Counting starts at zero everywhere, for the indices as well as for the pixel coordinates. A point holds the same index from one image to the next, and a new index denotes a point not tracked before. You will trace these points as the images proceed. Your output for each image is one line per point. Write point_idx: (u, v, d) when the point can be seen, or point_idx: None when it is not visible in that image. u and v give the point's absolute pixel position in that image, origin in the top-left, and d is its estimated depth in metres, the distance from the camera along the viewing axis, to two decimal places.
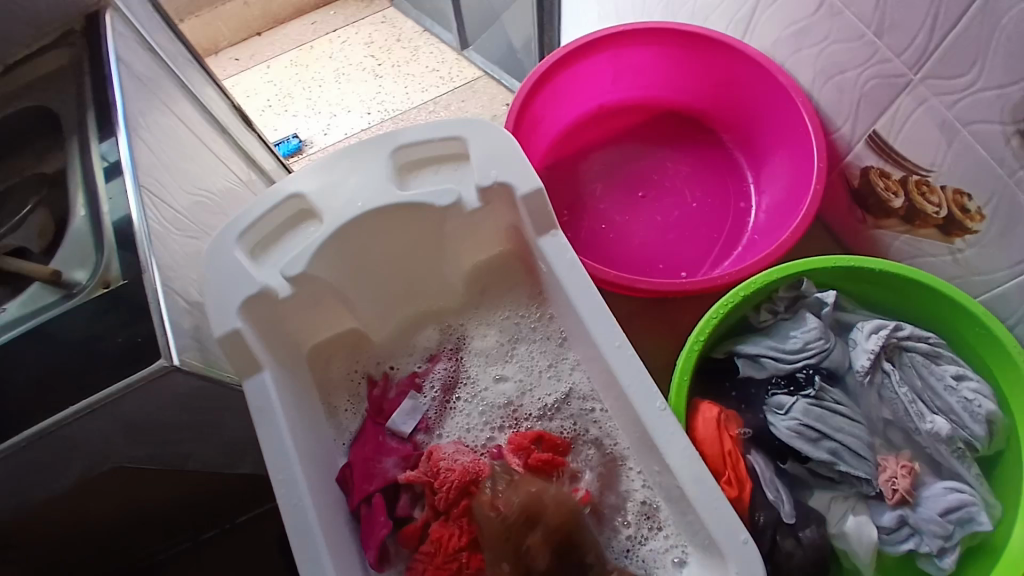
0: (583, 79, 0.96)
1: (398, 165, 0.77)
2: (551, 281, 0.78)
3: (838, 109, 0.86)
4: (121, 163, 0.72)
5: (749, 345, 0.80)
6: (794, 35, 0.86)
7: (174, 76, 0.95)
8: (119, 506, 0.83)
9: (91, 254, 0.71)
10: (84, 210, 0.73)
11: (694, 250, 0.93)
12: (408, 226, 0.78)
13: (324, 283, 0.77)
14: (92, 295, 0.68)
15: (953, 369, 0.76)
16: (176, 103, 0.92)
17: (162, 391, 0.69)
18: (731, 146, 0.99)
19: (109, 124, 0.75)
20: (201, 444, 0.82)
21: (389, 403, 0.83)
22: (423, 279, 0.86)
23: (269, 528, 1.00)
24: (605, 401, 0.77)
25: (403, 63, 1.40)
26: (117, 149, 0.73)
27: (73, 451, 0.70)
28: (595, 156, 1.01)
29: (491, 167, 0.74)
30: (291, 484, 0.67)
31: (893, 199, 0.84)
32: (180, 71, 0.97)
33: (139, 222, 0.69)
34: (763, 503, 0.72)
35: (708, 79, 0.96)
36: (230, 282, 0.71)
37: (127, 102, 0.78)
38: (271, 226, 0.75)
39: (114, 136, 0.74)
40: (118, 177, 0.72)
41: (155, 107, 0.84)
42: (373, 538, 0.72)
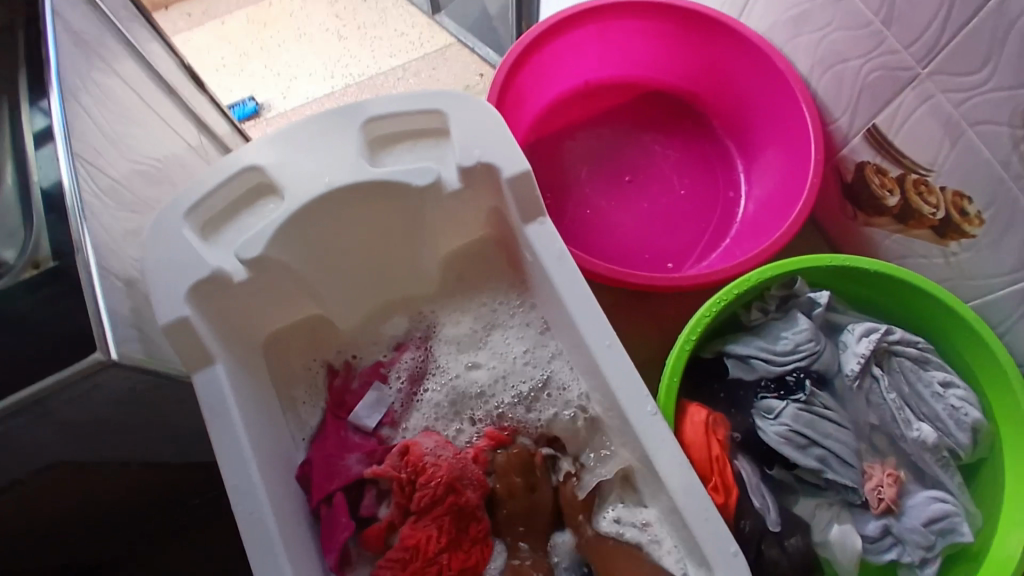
0: (569, 54, 0.89)
1: (370, 139, 0.70)
2: (536, 271, 0.72)
3: (837, 100, 0.82)
4: (53, 126, 0.64)
5: (739, 346, 0.76)
6: (793, 20, 0.82)
7: (115, 29, 0.84)
8: (53, 506, 0.76)
9: (19, 230, 0.62)
10: (10, 178, 0.64)
11: (681, 240, 0.88)
12: (381, 204, 0.71)
13: (284, 265, 0.69)
14: (20, 278, 0.60)
15: (941, 376, 0.74)
16: (118, 59, 0.82)
17: (100, 388, 0.61)
18: (721, 133, 0.94)
19: (41, 82, 0.66)
20: (145, 439, 0.75)
21: (352, 395, 0.77)
22: (393, 264, 0.78)
23: None
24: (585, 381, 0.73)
25: (370, 25, 1.31)
26: (49, 111, 0.65)
27: (0, 450, 0.63)
28: (579, 136, 0.94)
29: (473, 146, 0.68)
30: (249, 492, 0.61)
31: (887, 197, 0.79)
32: (124, 23, 0.87)
33: (72, 192, 0.61)
34: (749, 509, 0.70)
35: (700, 59, 0.90)
36: (180, 264, 0.64)
37: (62, 57, 0.69)
38: (227, 203, 0.68)
39: (45, 96, 0.65)
40: (49, 143, 0.63)
41: (95, 64, 0.75)
42: (334, 541, 0.67)
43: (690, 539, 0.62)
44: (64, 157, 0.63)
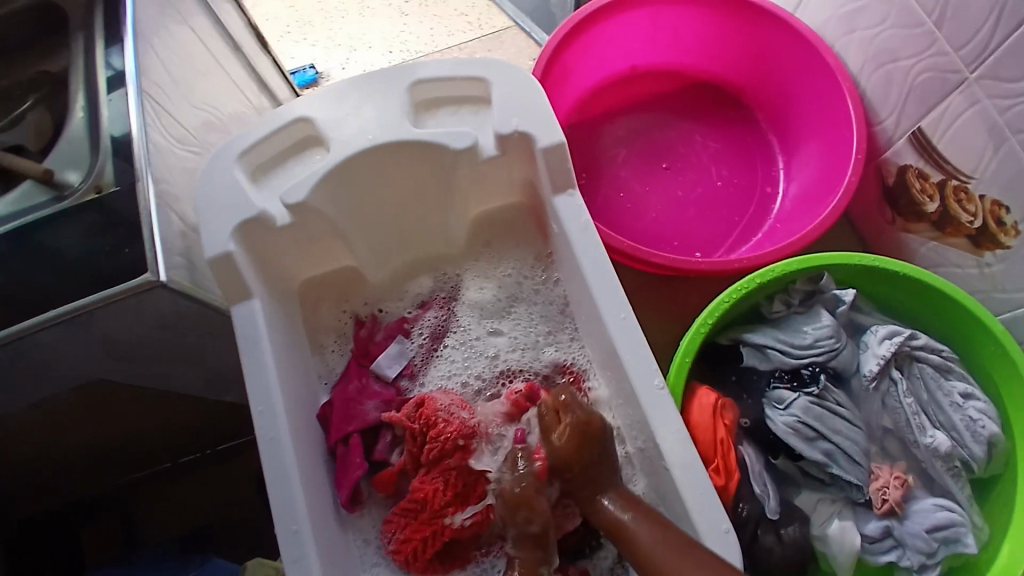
0: (617, 34, 0.90)
1: (414, 101, 0.73)
2: (562, 243, 0.75)
3: (884, 101, 0.81)
4: (126, 71, 0.68)
5: (757, 335, 0.76)
6: (847, 15, 0.82)
7: None
8: (97, 414, 0.82)
9: (86, 156, 0.67)
10: (83, 112, 0.69)
11: (713, 231, 0.89)
12: (417, 166, 0.74)
13: (320, 214, 0.73)
14: (83, 200, 0.64)
15: (961, 387, 0.74)
16: (192, 15, 0.87)
17: (149, 308, 0.66)
18: (764, 128, 0.93)
19: (118, 30, 0.71)
20: (182, 369, 0.79)
21: (375, 346, 0.80)
22: (426, 223, 0.81)
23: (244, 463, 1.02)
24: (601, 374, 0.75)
25: (431, 4, 1.34)
26: (123, 57, 0.69)
27: (54, 357, 0.69)
28: (622, 119, 0.95)
29: (512, 115, 0.70)
30: (270, 417, 0.65)
31: (927, 202, 0.78)
32: None
33: (139, 136, 0.65)
34: (748, 495, 0.71)
35: (747, 50, 0.90)
36: (230, 202, 0.68)
37: (140, 7, 0.73)
38: (276, 151, 0.72)
39: (121, 43, 0.70)
40: (120, 88, 0.68)
41: (170, 15, 0.80)
42: (347, 478, 0.70)
43: (685, 513, 0.63)
44: (134, 101, 0.67)
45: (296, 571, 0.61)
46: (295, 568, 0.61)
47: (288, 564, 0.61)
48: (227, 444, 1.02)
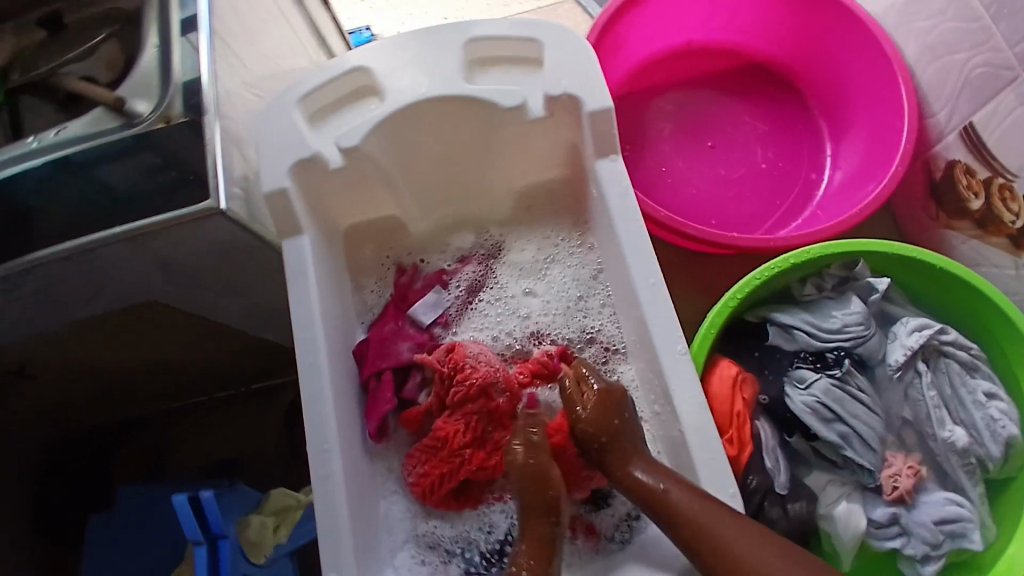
0: (674, 8, 0.91)
1: (467, 59, 0.75)
2: (600, 208, 0.76)
3: (939, 92, 0.80)
4: (198, 18, 0.70)
5: (786, 315, 0.77)
6: (908, 5, 0.82)
7: None
8: (146, 334, 0.87)
9: (149, 83, 0.69)
10: (155, 47, 0.71)
11: (751, 211, 0.89)
12: (465, 119, 0.76)
13: (372, 161, 0.76)
14: (152, 129, 0.66)
15: (986, 386, 0.73)
16: None
17: (204, 234, 0.70)
18: (814, 114, 0.93)
19: None
20: (230, 299, 0.83)
21: (413, 293, 0.83)
22: (470, 180, 0.83)
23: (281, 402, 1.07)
24: (628, 341, 0.76)
25: None
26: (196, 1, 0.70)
27: (113, 273, 0.73)
28: (671, 94, 0.95)
29: (561, 77, 0.72)
30: (311, 344, 0.69)
31: (972, 199, 0.77)
32: None
33: (207, 79, 0.67)
34: (759, 468, 0.72)
35: (803, 32, 0.90)
36: (288, 141, 0.71)
37: None
38: (335, 97, 0.75)
39: None
40: (191, 32, 0.69)
41: None
42: (375, 411, 0.74)
43: (693, 474, 0.66)
44: (205, 46, 0.68)
45: (323, 486, 0.65)
46: (322, 485, 0.65)
47: (316, 479, 0.65)
48: (262, 384, 1.07)
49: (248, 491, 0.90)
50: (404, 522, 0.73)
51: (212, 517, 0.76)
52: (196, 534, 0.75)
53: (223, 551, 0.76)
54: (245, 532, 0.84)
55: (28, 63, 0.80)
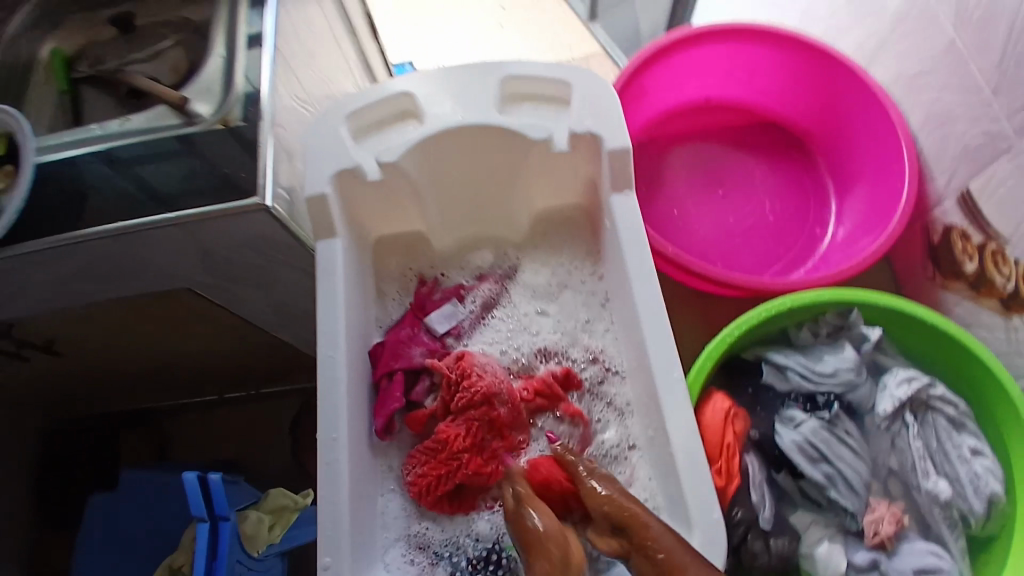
0: (698, 65, 0.97)
1: (504, 93, 0.81)
2: (611, 240, 0.81)
3: (940, 159, 0.85)
4: (263, 36, 0.81)
5: (782, 355, 0.80)
6: (914, 76, 0.87)
7: None
8: (173, 323, 0.92)
9: (216, 93, 0.80)
10: (220, 56, 0.83)
11: (758, 258, 0.93)
12: (494, 146, 0.82)
13: (406, 176, 0.81)
14: (210, 127, 0.77)
15: (972, 443, 0.75)
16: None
17: (246, 227, 0.75)
18: (823, 173, 0.98)
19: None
20: (256, 296, 0.88)
21: (431, 303, 0.87)
22: (494, 204, 0.89)
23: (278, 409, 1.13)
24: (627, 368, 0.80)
25: (527, 17, 1.45)
26: (262, 22, 0.82)
27: (155, 258, 0.78)
28: (690, 144, 1.01)
29: (587, 117, 0.78)
30: (332, 337, 0.73)
31: (966, 262, 0.81)
32: None
33: (266, 96, 0.78)
34: (745, 501, 0.74)
35: (817, 97, 0.95)
36: (333, 151, 0.77)
37: None
38: (381, 115, 0.81)
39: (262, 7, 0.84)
40: (256, 49, 0.81)
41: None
42: (383, 408, 0.77)
43: (679, 493, 0.69)
44: (267, 62, 0.80)
45: (328, 473, 0.68)
46: (327, 471, 0.69)
47: (322, 464, 0.68)
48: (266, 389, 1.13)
49: (246, 488, 0.92)
50: (398, 520, 0.76)
51: (217, 499, 0.79)
52: (200, 512, 0.78)
53: (223, 532, 0.80)
54: (242, 525, 0.86)
55: (94, 57, 0.93)
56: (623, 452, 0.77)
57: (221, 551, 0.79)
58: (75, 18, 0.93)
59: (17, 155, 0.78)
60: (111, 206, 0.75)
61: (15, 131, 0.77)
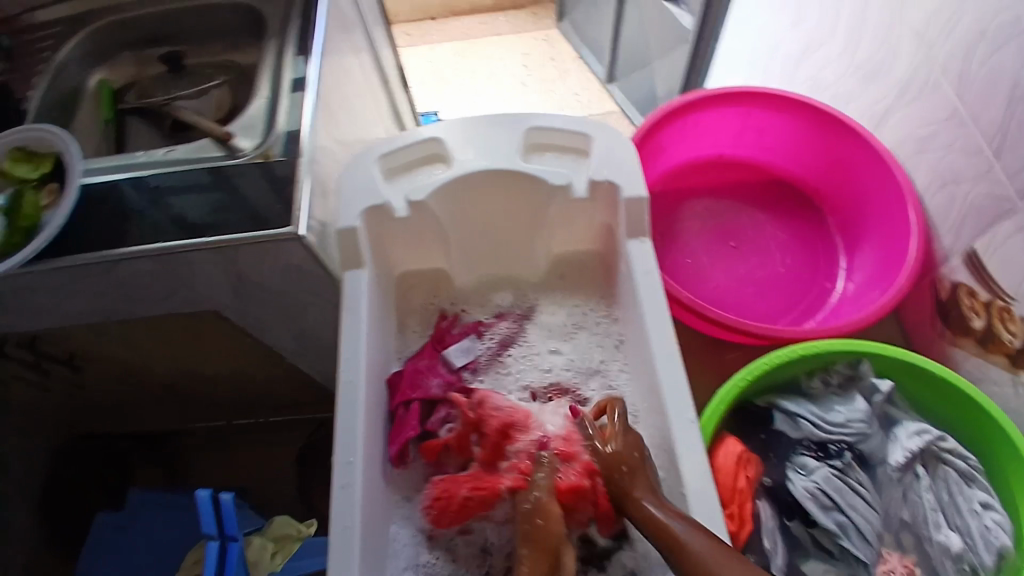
0: (712, 125, 1.01)
1: (527, 143, 0.85)
2: (627, 284, 0.84)
3: (947, 217, 0.86)
4: (307, 80, 0.86)
5: (793, 403, 0.81)
6: (920, 138, 0.88)
7: (367, 30, 1.12)
8: (197, 344, 0.96)
9: (260, 130, 0.86)
10: (266, 98, 0.89)
11: (770, 308, 0.96)
12: (516, 192, 0.85)
13: (433, 214, 0.84)
14: (251, 162, 0.81)
15: (982, 496, 0.76)
16: (362, 49, 1.09)
17: (279, 255, 0.78)
18: (834, 230, 1.01)
19: (307, 44, 0.90)
20: (280, 321, 0.91)
21: (452, 337, 0.89)
22: (515, 246, 0.92)
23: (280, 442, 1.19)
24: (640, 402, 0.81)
25: (549, 80, 1.58)
26: (306, 67, 0.88)
27: (187, 279, 0.81)
28: (703, 198, 1.05)
29: (604, 167, 0.82)
30: (353, 364, 0.75)
31: (974, 319, 0.83)
32: (373, 28, 1.15)
33: (307, 135, 0.82)
34: (757, 547, 0.75)
35: (827, 159, 0.99)
36: (365, 188, 0.81)
37: (327, 33, 0.93)
38: (410, 158, 0.85)
39: (306, 56, 0.89)
40: (300, 90, 0.86)
41: (345, 45, 1.01)
42: (399, 436, 0.79)
43: None
44: (310, 103, 0.84)
45: (343, 496, 0.69)
46: (342, 493, 0.69)
47: (337, 487, 0.69)
48: (279, 418, 1.18)
49: (252, 518, 0.96)
50: (405, 550, 0.75)
51: (228, 520, 0.79)
52: (210, 531, 0.78)
53: (230, 553, 0.79)
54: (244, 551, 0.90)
55: (142, 90, 1.01)
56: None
57: (228, 572, 0.78)
58: (129, 57, 1.01)
59: (63, 175, 0.81)
60: (146, 228, 0.77)
61: (62, 152, 0.81)
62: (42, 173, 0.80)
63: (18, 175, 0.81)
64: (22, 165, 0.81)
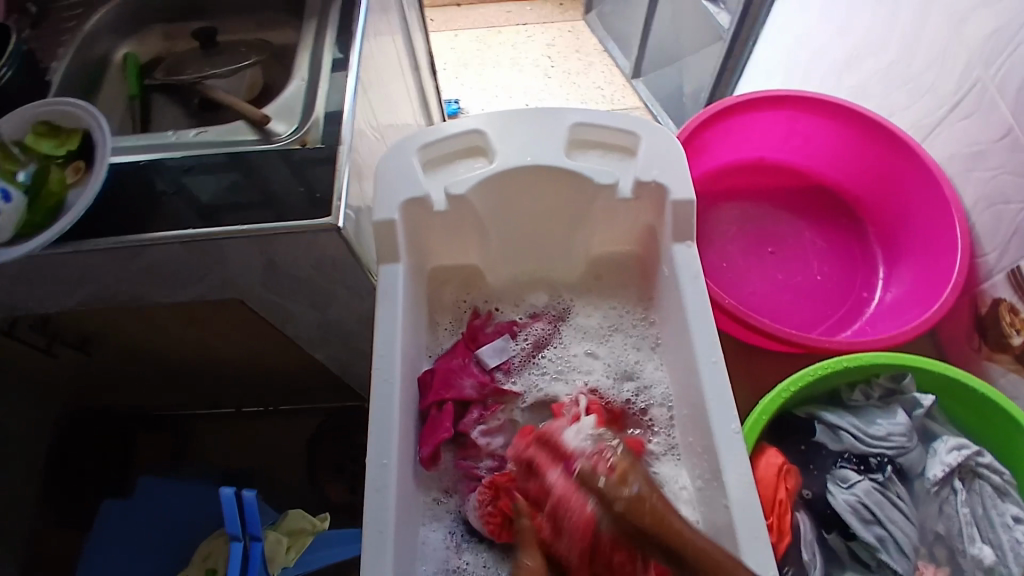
0: (756, 129, 1.02)
1: (570, 138, 0.82)
2: (669, 287, 0.82)
3: (992, 236, 0.85)
4: (348, 62, 0.85)
5: (833, 415, 0.81)
6: (969, 156, 0.87)
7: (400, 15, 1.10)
8: (218, 330, 0.93)
9: (297, 115, 0.83)
10: (303, 82, 0.86)
11: (804, 316, 0.96)
12: (559, 189, 0.83)
13: (474, 209, 0.83)
14: (289, 147, 0.79)
15: (1015, 511, 0.76)
16: (395, 32, 1.07)
17: (314, 246, 0.76)
18: (871, 240, 1.02)
19: (349, 32, 0.88)
20: (307, 311, 0.89)
21: (484, 336, 0.88)
22: (555, 243, 0.90)
23: (293, 431, 1.16)
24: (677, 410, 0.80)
25: (573, 72, 1.55)
26: (349, 49, 0.86)
27: (215, 266, 0.79)
28: (740, 201, 1.05)
29: (654, 166, 0.79)
30: (388, 360, 0.73)
31: (1013, 336, 0.82)
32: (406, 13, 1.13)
33: (347, 120, 0.79)
34: (796, 560, 0.75)
35: (869, 168, 0.99)
36: (406, 178, 0.79)
37: (367, 19, 0.91)
38: (450, 149, 0.82)
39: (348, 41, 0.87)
40: (340, 76, 0.84)
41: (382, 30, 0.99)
42: (432, 438, 0.77)
43: (732, 546, 0.67)
44: (350, 90, 0.82)
45: (376, 498, 0.66)
46: (376, 496, 0.67)
47: (371, 490, 0.67)
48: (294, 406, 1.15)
49: (267, 510, 0.93)
50: (438, 551, 0.74)
51: (252, 519, 0.77)
52: (235, 530, 0.77)
53: (253, 553, 0.78)
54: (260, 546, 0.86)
55: (171, 67, 0.97)
56: (670, 488, 0.77)
57: (250, 573, 0.77)
58: (157, 31, 0.99)
59: (90, 153, 0.78)
60: (177, 211, 0.75)
61: (92, 128, 0.78)
62: (68, 150, 0.76)
63: (41, 151, 0.77)
64: (45, 142, 0.77)
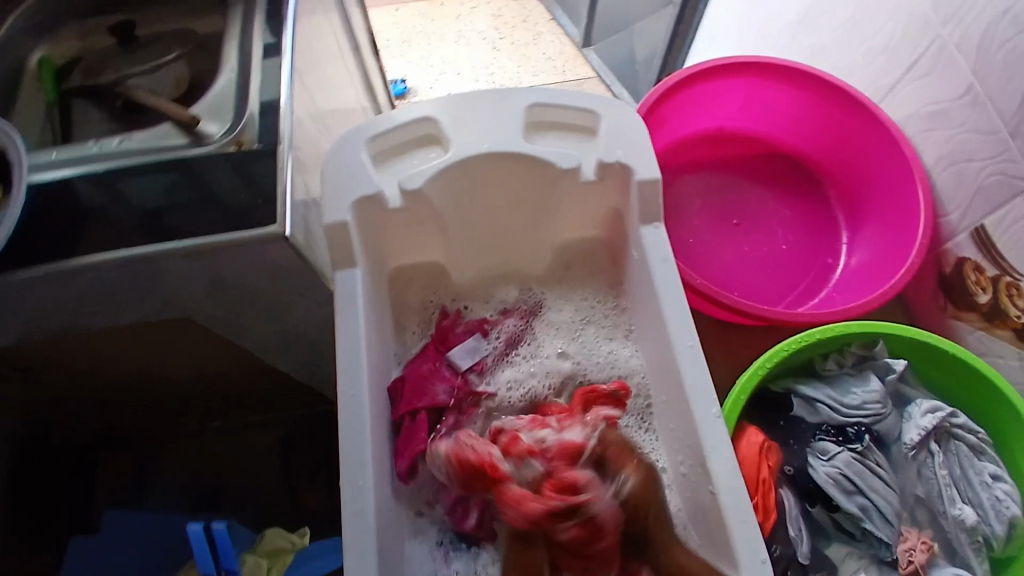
0: (714, 98, 0.99)
1: (527, 121, 0.78)
2: (639, 271, 0.80)
3: (954, 194, 0.85)
4: (281, 46, 0.79)
5: (809, 389, 0.81)
6: (929, 115, 0.86)
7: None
8: (170, 349, 0.88)
9: (229, 114, 0.76)
10: (233, 76, 0.79)
11: (772, 288, 0.95)
12: (520, 178, 0.80)
13: (432, 203, 0.79)
14: (222, 150, 0.72)
15: (992, 468, 0.77)
16: (330, 14, 1.00)
17: (263, 257, 0.71)
18: (834, 205, 1.01)
19: (279, 17, 0.82)
20: (262, 324, 0.84)
21: (454, 336, 0.85)
22: (520, 234, 0.87)
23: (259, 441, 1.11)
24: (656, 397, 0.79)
25: (522, 43, 1.49)
26: (279, 35, 0.80)
27: (157, 286, 0.73)
28: (703, 172, 1.04)
29: (616, 147, 0.76)
30: (354, 374, 0.69)
31: (980, 294, 0.83)
32: None
33: (286, 115, 0.73)
34: (783, 537, 0.74)
35: (828, 133, 0.98)
36: (356, 176, 0.74)
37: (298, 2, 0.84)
38: (400, 141, 0.77)
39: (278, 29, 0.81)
40: (274, 68, 0.78)
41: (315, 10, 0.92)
42: (408, 449, 0.74)
43: (721, 533, 0.65)
44: (286, 78, 0.76)
45: (354, 523, 0.64)
46: (353, 521, 0.64)
47: (347, 515, 0.64)
48: (258, 415, 1.10)
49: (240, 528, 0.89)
50: (425, 565, 0.73)
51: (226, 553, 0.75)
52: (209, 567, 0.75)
53: None
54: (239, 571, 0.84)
55: (89, 68, 0.89)
56: None
57: None
58: (71, 28, 0.90)
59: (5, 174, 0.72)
60: (108, 230, 0.69)
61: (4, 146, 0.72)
62: None
63: None
64: None
